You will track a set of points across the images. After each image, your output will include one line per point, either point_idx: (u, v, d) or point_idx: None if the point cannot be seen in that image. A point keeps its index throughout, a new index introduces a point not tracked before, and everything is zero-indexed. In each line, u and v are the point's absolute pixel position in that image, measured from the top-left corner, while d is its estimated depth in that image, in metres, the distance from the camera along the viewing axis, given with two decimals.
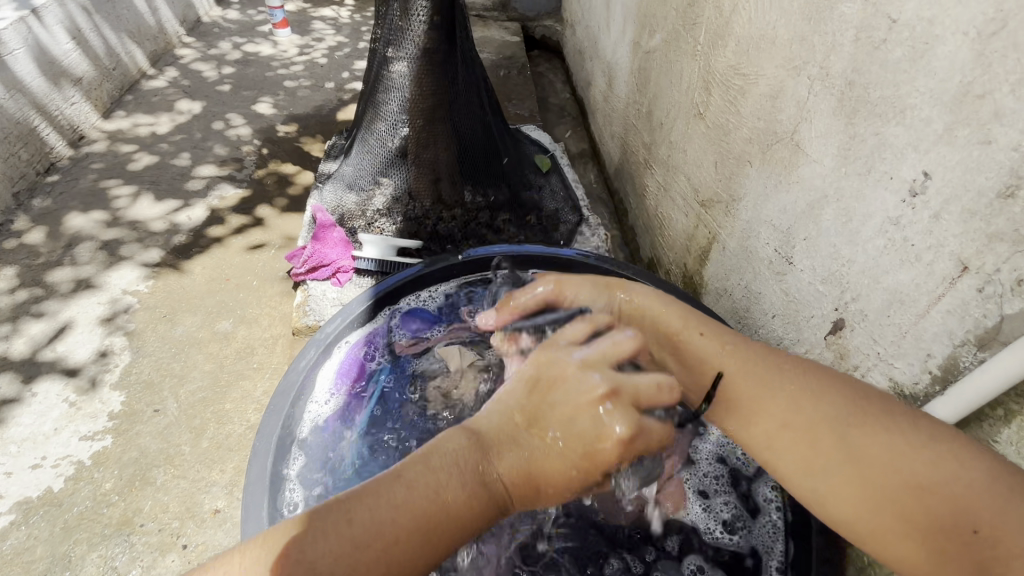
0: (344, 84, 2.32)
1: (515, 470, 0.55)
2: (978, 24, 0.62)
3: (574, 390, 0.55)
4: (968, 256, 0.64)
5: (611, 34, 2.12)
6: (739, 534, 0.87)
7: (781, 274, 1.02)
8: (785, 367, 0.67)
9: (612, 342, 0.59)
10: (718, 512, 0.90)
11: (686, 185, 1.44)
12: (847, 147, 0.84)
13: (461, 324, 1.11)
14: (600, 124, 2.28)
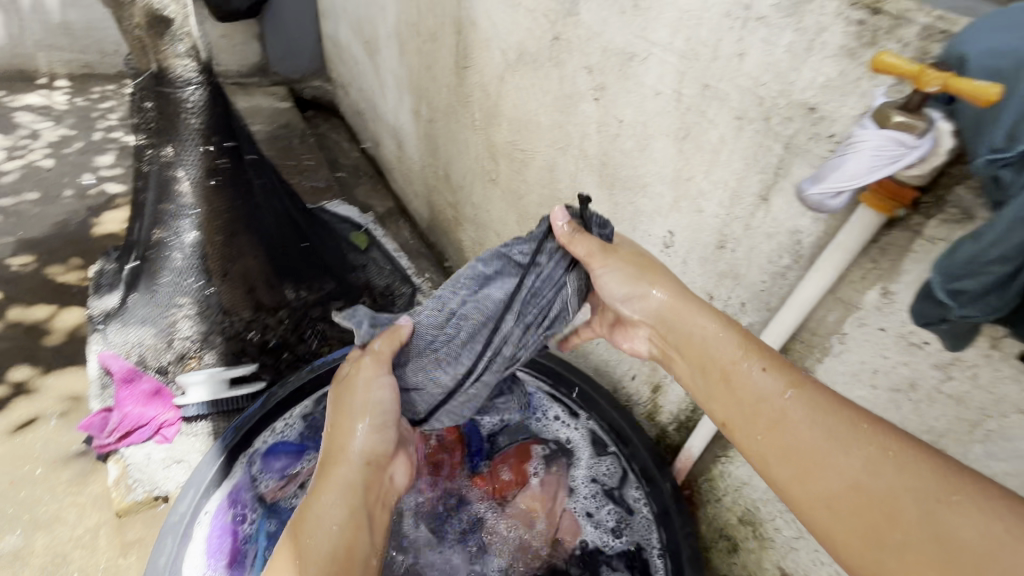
0: (87, 188, 1.96)
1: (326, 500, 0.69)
2: (673, 131, 0.88)
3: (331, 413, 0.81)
4: (711, 289, 0.90)
5: (388, 101, 2.21)
6: (624, 536, 1.06)
7: None
8: (838, 411, 0.59)
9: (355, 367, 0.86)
10: (605, 522, 1.08)
11: (497, 239, 1.62)
12: (614, 211, 1.08)
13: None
14: (399, 182, 2.36)
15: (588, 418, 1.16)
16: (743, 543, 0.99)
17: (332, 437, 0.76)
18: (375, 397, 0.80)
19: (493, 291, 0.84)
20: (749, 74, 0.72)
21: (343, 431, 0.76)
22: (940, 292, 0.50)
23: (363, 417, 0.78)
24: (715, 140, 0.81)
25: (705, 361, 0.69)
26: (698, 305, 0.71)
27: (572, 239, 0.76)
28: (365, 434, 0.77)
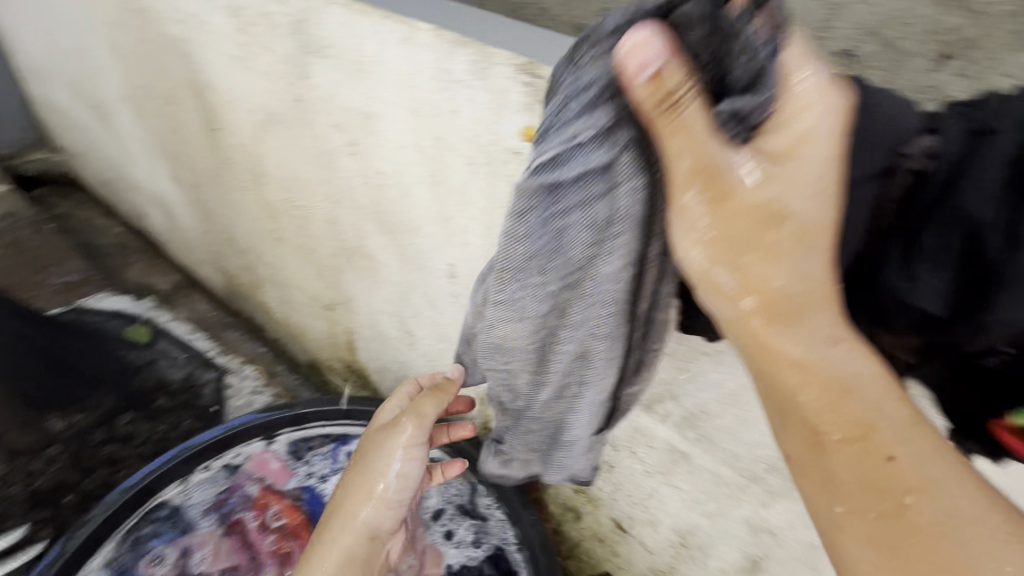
0: None
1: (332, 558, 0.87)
2: (426, 177, 0.96)
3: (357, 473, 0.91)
4: None
5: (140, 168, 1.95)
6: (483, 543, 1.14)
7: (411, 343, 1.29)
8: (973, 508, 0.42)
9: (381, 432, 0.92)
10: (464, 538, 1.15)
11: (303, 295, 1.56)
12: (400, 253, 1.13)
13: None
14: (178, 253, 2.09)
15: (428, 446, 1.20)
16: (581, 508, 1.15)
17: (352, 487, 0.89)
18: (399, 463, 0.88)
19: (603, 262, 0.55)
20: (467, 127, 0.83)
21: (363, 489, 0.88)
22: None
23: (383, 480, 0.87)
24: (461, 183, 0.91)
25: (796, 409, 0.47)
26: (822, 302, 0.46)
27: (667, 109, 0.43)
28: (374, 498, 0.88)
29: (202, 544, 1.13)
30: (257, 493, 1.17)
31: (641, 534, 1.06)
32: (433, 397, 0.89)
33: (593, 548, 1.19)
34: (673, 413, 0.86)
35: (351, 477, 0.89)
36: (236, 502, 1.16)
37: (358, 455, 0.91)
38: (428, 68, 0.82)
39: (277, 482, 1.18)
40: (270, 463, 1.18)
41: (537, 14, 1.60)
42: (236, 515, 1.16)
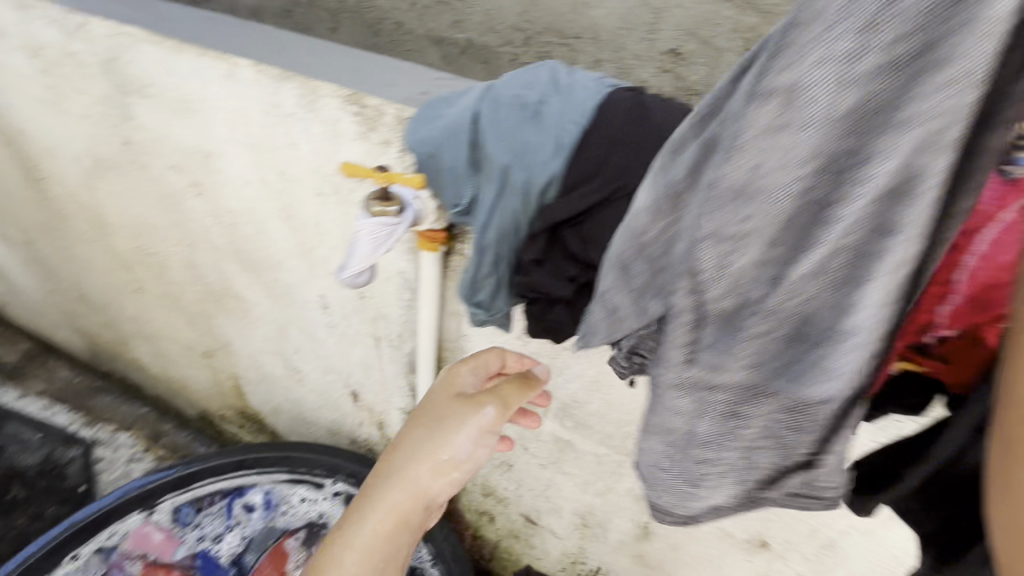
0: None
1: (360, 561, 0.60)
2: (278, 212, 0.93)
3: (422, 437, 0.63)
4: (374, 332, 1.01)
5: None
6: None
7: (300, 379, 1.25)
8: None
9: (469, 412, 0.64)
10: None
11: (176, 346, 1.44)
12: (268, 290, 1.09)
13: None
14: (16, 318, 1.82)
15: (328, 478, 1.18)
16: (493, 509, 1.19)
17: (416, 471, 0.61)
18: (474, 454, 0.63)
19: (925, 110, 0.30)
20: (307, 159, 0.82)
21: (431, 470, 0.62)
22: (472, 306, 0.68)
23: (450, 469, 0.62)
24: (314, 214, 0.89)
25: None
26: None
27: None
28: (441, 485, 0.62)
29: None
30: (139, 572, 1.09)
31: (548, 523, 1.12)
32: (521, 390, 0.68)
33: (511, 545, 1.23)
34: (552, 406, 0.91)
35: (419, 456, 0.62)
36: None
37: (414, 426, 0.65)
38: (257, 103, 0.80)
39: (163, 554, 1.11)
40: (151, 536, 1.10)
41: (392, 29, 1.56)
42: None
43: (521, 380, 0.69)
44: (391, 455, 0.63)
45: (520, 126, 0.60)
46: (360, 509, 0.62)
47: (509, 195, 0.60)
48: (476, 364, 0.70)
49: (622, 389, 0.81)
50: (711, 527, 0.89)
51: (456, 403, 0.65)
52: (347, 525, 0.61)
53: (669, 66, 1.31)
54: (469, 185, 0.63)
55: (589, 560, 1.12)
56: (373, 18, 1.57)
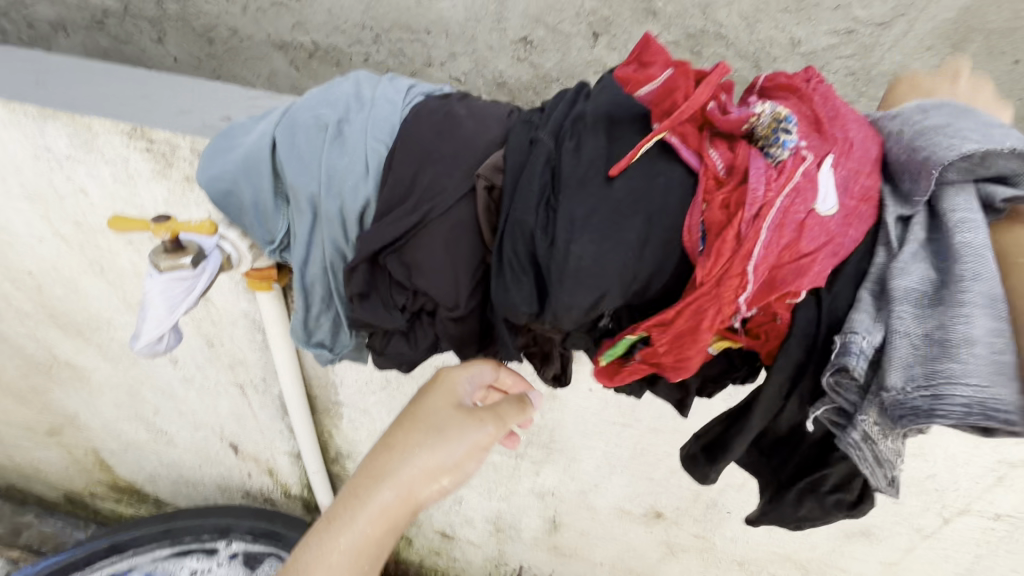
0: None
1: None
2: (87, 267, 0.81)
3: (418, 450, 0.50)
4: (236, 379, 0.92)
5: None
6: None
7: (169, 441, 1.12)
8: None
9: (465, 426, 0.53)
10: None
11: (12, 429, 1.24)
12: (103, 353, 0.95)
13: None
14: None
15: (210, 537, 1.07)
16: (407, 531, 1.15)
17: (409, 473, 0.50)
18: (466, 468, 0.52)
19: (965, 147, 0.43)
20: (102, 207, 0.71)
21: (423, 475, 0.50)
22: (311, 347, 0.63)
23: (443, 478, 0.51)
24: (129, 265, 0.78)
25: None
26: None
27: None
28: (432, 495, 0.51)
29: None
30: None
31: (465, 535, 1.10)
32: (516, 409, 0.58)
33: (435, 562, 1.20)
34: None
35: (414, 459, 0.50)
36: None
37: (408, 429, 0.52)
38: (25, 147, 0.69)
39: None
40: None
41: (229, 37, 1.19)
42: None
43: (521, 396, 0.59)
44: (385, 454, 0.51)
45: (323, 152, 0.55)
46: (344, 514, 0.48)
47: (324, 226, 0.55)
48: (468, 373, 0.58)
49: None
50: (609, 508, 0.92)
51: (451, 408, 0.54)
52: (324, 535, 0.48)
53: (524, 56, 1.07)
54: (280, 220, 0.57)
55: (510, 561, 1.11)
56: (202, 24, 1.19)
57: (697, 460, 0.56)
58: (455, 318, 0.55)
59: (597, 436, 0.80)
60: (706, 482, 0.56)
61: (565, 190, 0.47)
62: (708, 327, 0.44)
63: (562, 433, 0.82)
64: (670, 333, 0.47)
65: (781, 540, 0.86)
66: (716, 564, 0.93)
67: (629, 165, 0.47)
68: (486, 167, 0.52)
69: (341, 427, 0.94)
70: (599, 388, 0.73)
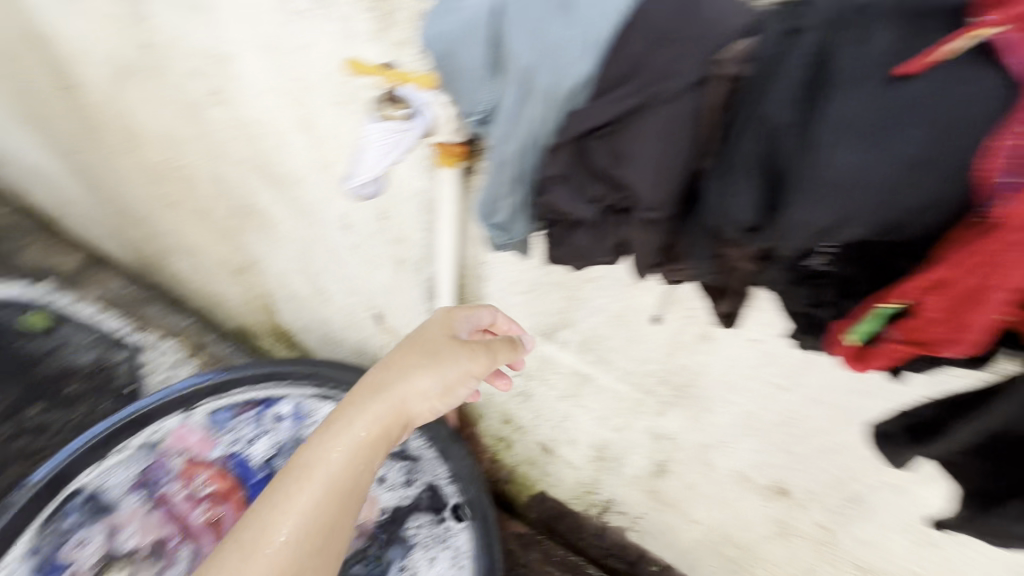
0: None
1: (315, 479, 0.59)
2: (295, 124, 0.89)
3: (415, 373, 0.66)
4: (395, 255, 0.99)
5: None
6: (415, 481, 1.10)
7: (326, 300, 1.26)
8: None
9: (454, 358, 0.69)
10: (395, 478, 1.10)
11: (211, 261, 1.48)
12: (292, 208, 1.08)
13: (77, 562, 0.99)
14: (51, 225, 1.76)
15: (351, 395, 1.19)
16: (509, 437, 1.21)
17: (403, 389, 0.65)
18: (454, 390, 0.69)
19: None
20: (322, 63, 0.77)
21: (416, 391, 0.66)
22: (490, 227, 0.64)
23: (434, 395, 0.68)
24: (330, 126, 0.84)
25: None
26: None
27: None
28: (422, 408, 0.68)
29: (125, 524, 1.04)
30: (181, 469, 1.10)
31: (565, 454, 1.13)
32: (500, 351, 0.75)
33: (528, 471, 1.26)
34: (573, 338, 0.88)
35: (410, 378, 0.66)
36: (156, 477, 1.08)
37: (409, 354, 0.68)
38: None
39: (199, 455, 1.11)
40: (189, 435, 1.12)
41: None
42: (162, 490, 1.08)
43: (508, 339, 0.77)
44: (381, 377, 0.66)
45: (546, 21, 0.51)
46: (341, 421, 0.62)
47: (532, 102, 0.53)
48: (471, 314, 0.76)
49: (644, 326, 0.76)
50: (728, 470, 0.87)
51: (445, 343, 0.70)
52: (323, 441, 0.61)
53: None
54: (490, 89, 0.56)
55: (603, 491, 1.13)
56: None
57: (894, 438, 0.50)
58: (649, 222, 0.50)
59: (743, 391, 0.74)
60: (891, 463, 0.52)
61: (836, 88, 0.40)
62: (1006, 284, 0.37)
63: (703, 379, 0.77)
64: (949, 294, 0.40)
65: (926, 561, 0.76)
66: (833, 561, 0.86)
67: (924, 67, 0.38)
68: (730, 54, 0.45)
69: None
70: (765, 338, 0.66)
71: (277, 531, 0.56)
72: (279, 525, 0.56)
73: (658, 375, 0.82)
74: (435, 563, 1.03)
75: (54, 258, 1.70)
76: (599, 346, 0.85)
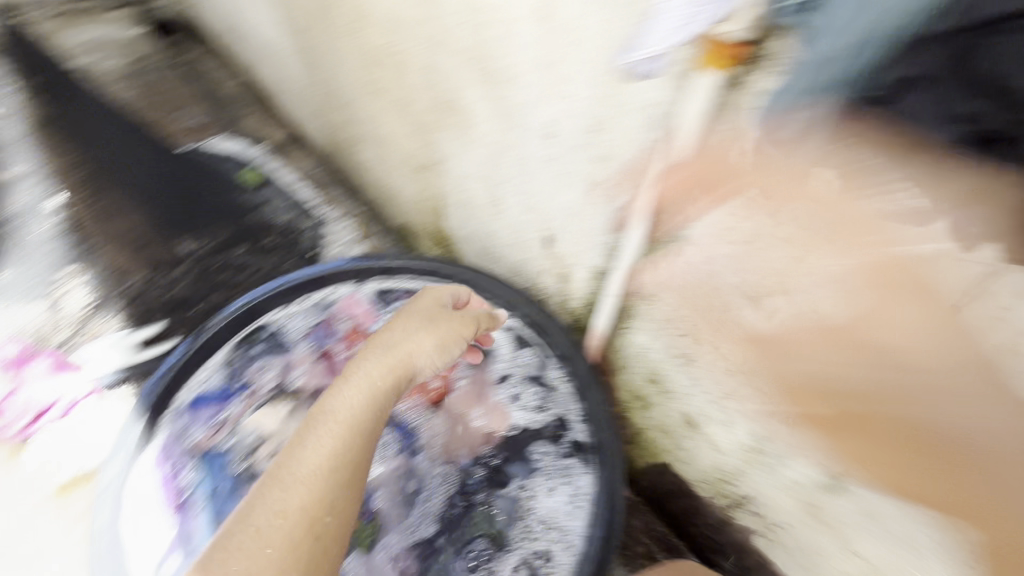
0: None
1: (345, 414, 0.76)
2: (532, 11, 0.83)
3: (414, 332, 0.89)
4: (592, 176, 0.92)
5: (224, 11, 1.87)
6: (547, 409, 1.07)
7: (498, 212, 1.24)
8: None
9: (441, 320, 0.93)
10: (528, 401, 1.09)
11: (397, 153, 1.53)
12: (497, 108, 1.04)
13: (256, 385, 1.10)
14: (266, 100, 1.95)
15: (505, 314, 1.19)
16: (649, 399, 1.13)
17: (407, 345, 0.87)
18: (449, 346, 0.92)
19: None
20: None
21: (418, 345, 0.88)
22: None
23: (433, 349, 0.89)
24: (573, 14, 0.77)
25: None
26: None
27: None
28: (426, 359, 0.88)
29: (296, 365, 1.14)
30: (346, 333, 1.19)
31: (712, 434, 1.02)
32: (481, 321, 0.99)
33: (657, 439, 1.17)
34: (786, 310, 0.74)
35: (410, 336, 0.88)
36: (325, 333, 1.18)
37: (408, 323, 0.90)
38: None
39: (363, 325, 1.19)
40: (357, 306, 1.20)
41: None
42: (329, 346, 1.17)
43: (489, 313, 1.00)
44: (391, 341, 0.87)
45: None
46: (359, 373, 0.82)
47: None
48: (452, 290, 1.01)
49: (901, 310, 0.61)
50: (941, 515, 0.71)
51: (434, 309, 0.94)
52: (339, 393, 0.79)
53: None
54: None
55: (744, 486, 1.01)
56: None
57: None
58: None
59: None
60: None
61: None
62: None
63: None
64: None
65: None
66: None
67: None
68: None
69: (667, 262, 0.88)
70: None
71: (319, 453, 0.70)
72: (320, 450, 0.71)
73: (824, 389, 0.75)
74: (555, 495, 1.01)
75: (268, 130, 1.90)
76: (818, 326, 0.71)
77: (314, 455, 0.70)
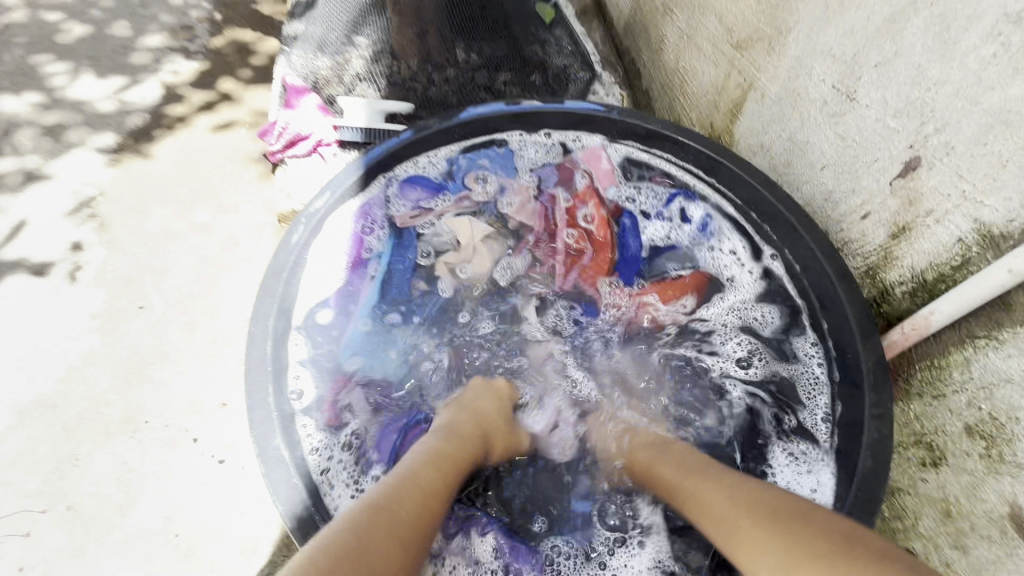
0: None
1: (445, 460, 0.67)
2: None
3: (494, 415, 0.81)
4: None
5: None
6: (755, 367, 0.89)
7: (838, 115, 0.85)
8: None
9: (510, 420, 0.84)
10: (731, 351, 0.91)
11: (716, 27, 1.14)
12: None
13: (470, 192, 1.00)
14: None
15: (771, 252, 0.89)
16: (947, 453, 0.72)
17: (487, 422, 0.78)
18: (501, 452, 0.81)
19: None
20: None
21: (492, 427, 0.79)
22: None
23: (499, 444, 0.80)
24: None
25: None
26: None
27: None
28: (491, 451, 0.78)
29: (512, 190, 1.01)
30: (580, 189, 1.01)
31: None
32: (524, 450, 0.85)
33: (921, 516, 0.76)
34: None
35: (491, 415, 0.80)
36: (558, 178, 1.01)
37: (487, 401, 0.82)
38: None
39: (597, 185, 1.00)
40: (599, 162, 0.99)
41: None
42: (551, 193, 1.01)
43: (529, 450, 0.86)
44: (476, 413, 0.79)
45: None
46: (452, 431, 0.73)
47: None
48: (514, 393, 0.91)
49: None
50: None
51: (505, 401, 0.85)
52: (444, 437, 0.71)
53: None
54: None
55: None
56: None
57: None
58: None
59: None
60: None
61: None
62: None
63: None
64: None
65: None
66: None
67: None
68: None
69: None
70: None
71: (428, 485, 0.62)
72: (433, 488, 0.62)
73: None
74: None
75: None
76: None
77: (427, 487, 0.62)
